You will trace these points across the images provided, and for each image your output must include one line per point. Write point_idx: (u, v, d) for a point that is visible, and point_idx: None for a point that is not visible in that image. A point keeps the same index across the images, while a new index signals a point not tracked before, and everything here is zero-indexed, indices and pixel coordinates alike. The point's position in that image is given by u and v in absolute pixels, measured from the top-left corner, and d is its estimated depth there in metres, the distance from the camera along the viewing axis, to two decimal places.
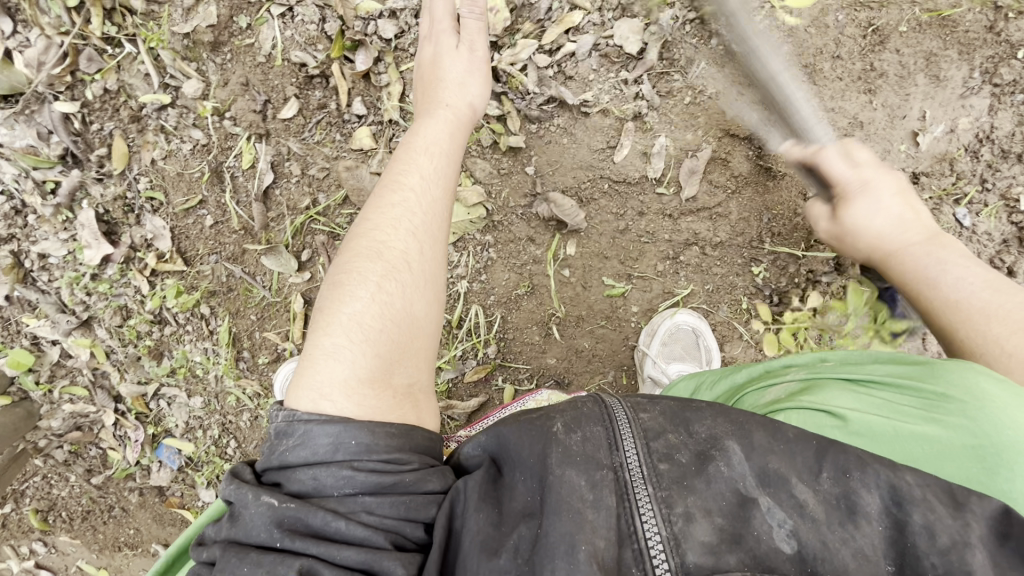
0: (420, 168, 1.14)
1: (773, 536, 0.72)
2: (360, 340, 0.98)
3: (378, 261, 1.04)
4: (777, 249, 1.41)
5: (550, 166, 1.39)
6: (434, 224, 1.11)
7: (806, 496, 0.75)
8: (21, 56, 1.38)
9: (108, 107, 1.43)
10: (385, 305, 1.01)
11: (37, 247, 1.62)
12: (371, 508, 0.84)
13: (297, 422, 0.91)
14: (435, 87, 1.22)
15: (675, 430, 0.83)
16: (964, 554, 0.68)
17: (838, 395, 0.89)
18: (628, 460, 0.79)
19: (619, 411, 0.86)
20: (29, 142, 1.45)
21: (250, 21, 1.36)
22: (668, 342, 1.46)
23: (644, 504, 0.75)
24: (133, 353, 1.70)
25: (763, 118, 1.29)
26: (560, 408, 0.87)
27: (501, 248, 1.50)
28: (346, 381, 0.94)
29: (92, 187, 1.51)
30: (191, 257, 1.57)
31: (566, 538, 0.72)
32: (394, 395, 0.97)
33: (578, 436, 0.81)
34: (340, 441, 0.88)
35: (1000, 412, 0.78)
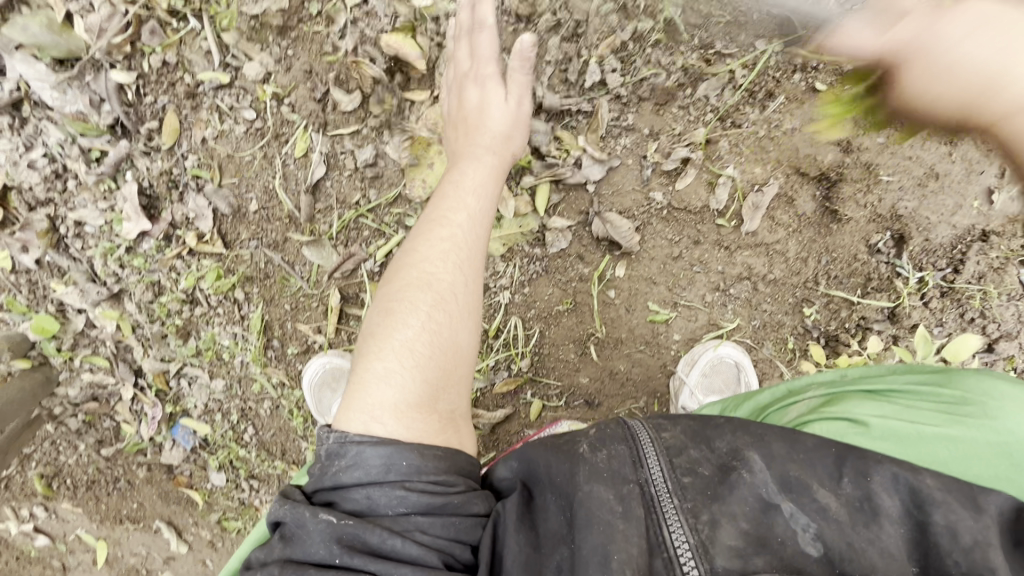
0: (467, 207, 1.11)
1: (798, 540, 0.72)
2: (409, 365, 0.96)
3: (427, 286, 1.02)
4: (831, 292, 1.38)
5: (610, 187, 1.37)
6: (478, 265, 1.08)
7: (828, 500, 0.74)
8: (82, 21, 1.34)
9: (165, 81, 1.40)
10: (434, 331, 0.99)
11: (75, 214, 1.59)
12: (424, 528, 0.81)
13: (348, 443, 0.88)
14: (478, 130, 1.19)
15: (696, 446, 0.82)
16: (985, 553, 0.68)
17: (863, 404, 0.95)
18: (654, 475, 0.79)
19: (641, 431, 0.85)
20: (80, 108, 1.42)
21: (321, 7, 1.32)
22: (708, 374, 1.43)
23: (671, 516, 0.74)
24: (159, 331, 1.67)
25: (837, 160, 1.27)
26: (583, 431, 0.87)
27: (550, 262, 1.46)
28: (397, 405, 0.92)
29: (138, 160, 1.48)
30: (231, 240, 1.53)
31: (599, 546, 0.72)
32: (440, 420, 0.94)
33: (604, 454, 0.81)
34: (391, 462, 0.85)
35: (1009, 409, 0.88)
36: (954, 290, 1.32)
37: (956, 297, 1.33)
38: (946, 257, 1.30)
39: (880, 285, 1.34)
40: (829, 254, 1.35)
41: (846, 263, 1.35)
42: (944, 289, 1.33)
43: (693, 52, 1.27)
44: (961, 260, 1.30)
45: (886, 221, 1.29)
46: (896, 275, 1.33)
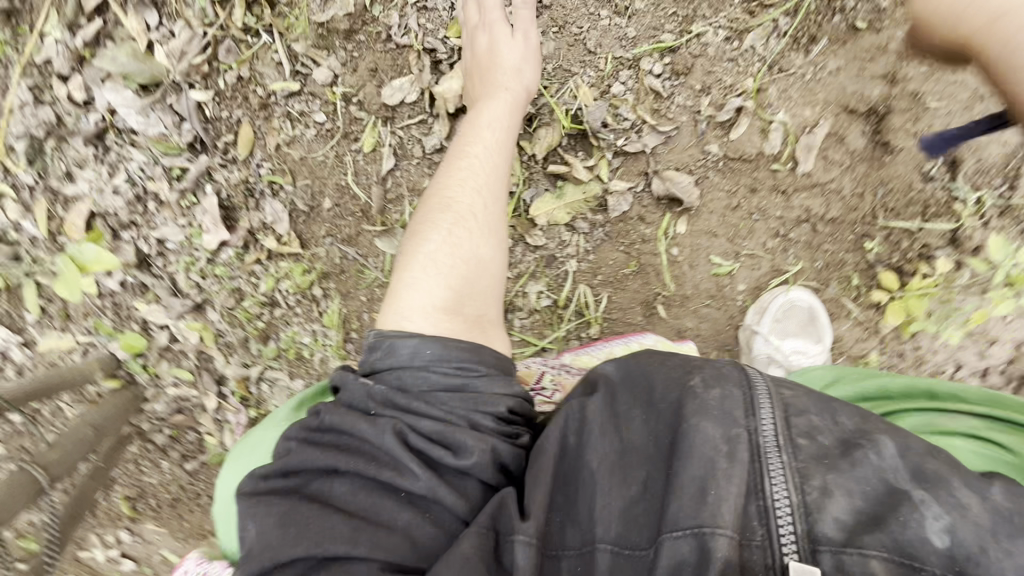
0: (483, 140, 1.28)
1: (925, 528, 0.70)
2: (437, 273, 1.14)
3: (450, 213, 1.20)
4: (890, 224, 1.42)
5: (666, 146, 1.44)
6: (498, 199, 1.25)
7: (969, 499, 0.71)
8: (163, 48, 1.46)
9: (239, 95, 1.50)
10: (457, 246, 1.17)
11: (157, 233, 1.69)
12: (443, 400, 0.97)
13: (385, 338, 1.06)
14: (494, 70, 1.31)
15: (820, 415, 0.82)
16: None
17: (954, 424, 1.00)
18: (764, 425, 0.80)
19: (759, 381, 0.86)
20: (162, 129, 1.53)
21: (382, 9, 1.42)
22: (782, 319, 1.48)
23: (777, 472, 0.76)
24: (241, 336, 1.75)
25: (883, 93, 1.32)
26: (696, 365, 0.90)
27: (612, 227, 1.53)
28: (430, 308, 1.10)
29: (217, 173, 1.58)
30: (307, 240, 1.62)
31: (698, 479, 0.77)
32: (465, 320, 1.10)
33: (717, 391, 0.84)
34: (417, 350, 1.02)
35: None
36: (1014, 208, 1.35)
37: (1016, 214, 1.36)
38: (1001, 174, 1.34)
39: (938, 210, 1.39)
40: (884, 186, 1.40)
41: (902, 193, 1.40)
42: (1003, 208, 1.36)
43: (735, 7, 1.34)
44: (1016, 176, 1.34)
45: None
46: (953, 198, 1.38)
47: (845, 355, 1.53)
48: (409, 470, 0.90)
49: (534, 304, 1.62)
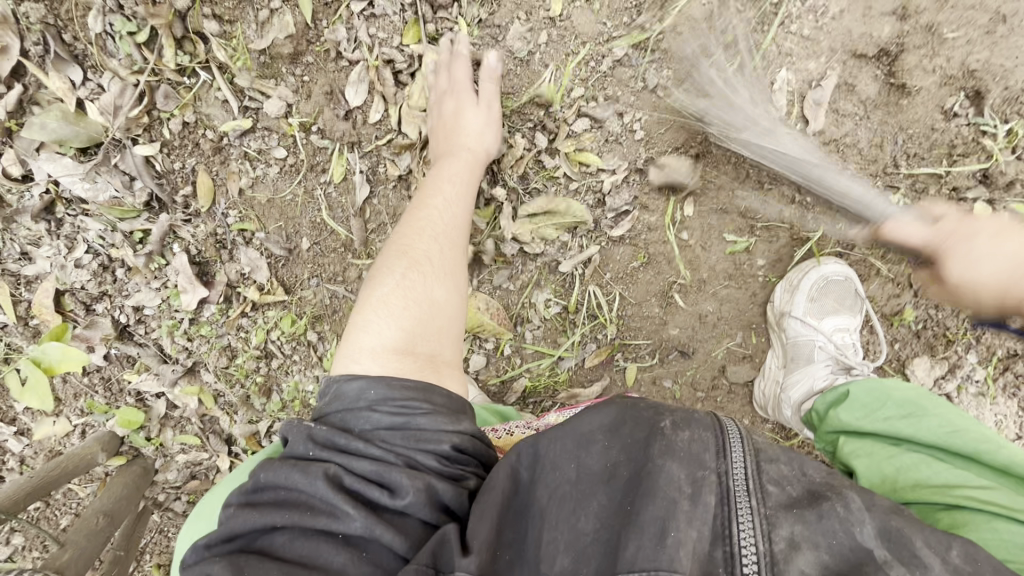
0: (445, 194, 1.23)
1: None
2: (384, 314, 1.09)
3: (408, 261, 1.14)
4: (913, 171, 1.31)
5: (661, 125, 1.31)
6: (457, 248, 1.20)
7: (932, 562, 0.66)
8: (94, 104, 1.32)
9: (188, 142, 1.37)
10: (405, 287, 1.12)
11: (132, 300, 1.58)
12: (383, 441, 0.90)
13: (332, 381, 1.03)
14: (456, 131, 1.26)
15: (788, 462, 0.76)
16: None
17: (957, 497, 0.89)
18: (735, 468, 0.73)
19: (731, 425, 0.79)
20: (113, 193, 1.40)
21: (329, 24, 1.28)
22: (816, 298, 1.37)
23: (743, 513, 0.70)
24: (242, 393, 1.65)
25: (895, 31, 1.21)
26: (672, 406, 0.82)
27: (614, 221, 1.40)
28: (379, 348, 1.04)
29: (181, 229, 1.46)
30: (291, 285, 1.51)
31: (658, 521, 0.70)
32: (416, 360, 1.04)
33: (686, 434, 0.76)
34: (362, 391, 0.97)
35: None
36: None
37: None
38: None
39: (966, 150, 1.27)
40: (902, 131, 1.28)
41: (924, 137, 1.28)
42: None
43: None
44: None
45: (960, 81, 1.22)
46: (982, 134, 1.26)
47: (877, 314, 1.45)
48: (344, 512, 0.82)
49: (543, 312, 1.52)
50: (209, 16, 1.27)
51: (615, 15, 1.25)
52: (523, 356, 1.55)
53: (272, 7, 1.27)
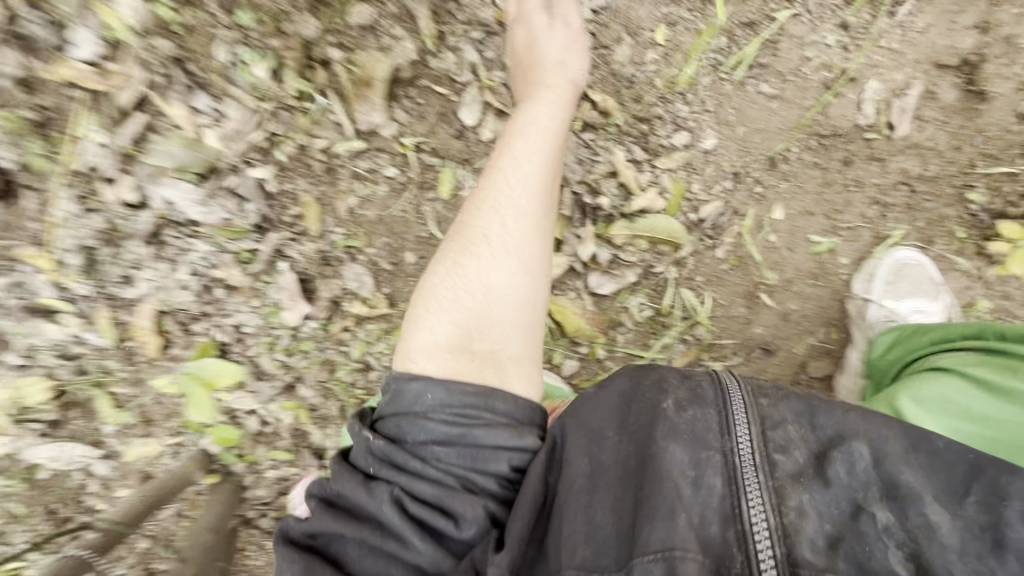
0: (516, 151, 1.11)
1: (887, 557, 0.72)
2: (438, 308, 1.02)
3: (464, 244, 1.06)
4: (991, 170, 1.39)
5: (753, 134, 1.40)
6: (525, 222, 1.06)
7: (939, 518, 0.74)
8: (216, 131, 1.37)
9: (302, 164, 1.44)
10: (459, 279, 1.03)
11: (232, 319, 1.61)
12: (441, 457, 0.90)
13: (393, 380, 0.99)
14: (539, 65, 1.20)
15: (797, 422, 0.84)
16: None
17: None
18: (739, 444, 0.82)
19: (734, 395, 0.86)
20: (224, 215, 1.43)
21: (445, 52, 1.48)
22: (892, 281, 1.41)
23: (753, 496, 0.77)
24: (340, 405, 1.69)
25: (978, 43, 1.35)
26: (674, 380, 0.89)
27: (708, 226, 1.46)
28: (441, 346, 0.98)
29: (289, 248, 1.50)
30: (396, 298, 1.59)
31: (671, 503, 0.77)
32: (474, 359, 0.98)
33: (687, 415, 0.85)
34: (419, 394, 0.93)
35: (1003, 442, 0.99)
36: None
37: None
38: None
39: None
40: (981, 133, 1.38)
41: (1001, 137, 1.38)
42: None
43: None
44: None
45: None
46: None
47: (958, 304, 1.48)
48: (415, 536, 0.83)
49: (634, 315, 1.50)
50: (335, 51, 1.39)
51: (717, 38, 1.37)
52: (614, 360, 1.50)
53: (393, 36, 1.44)
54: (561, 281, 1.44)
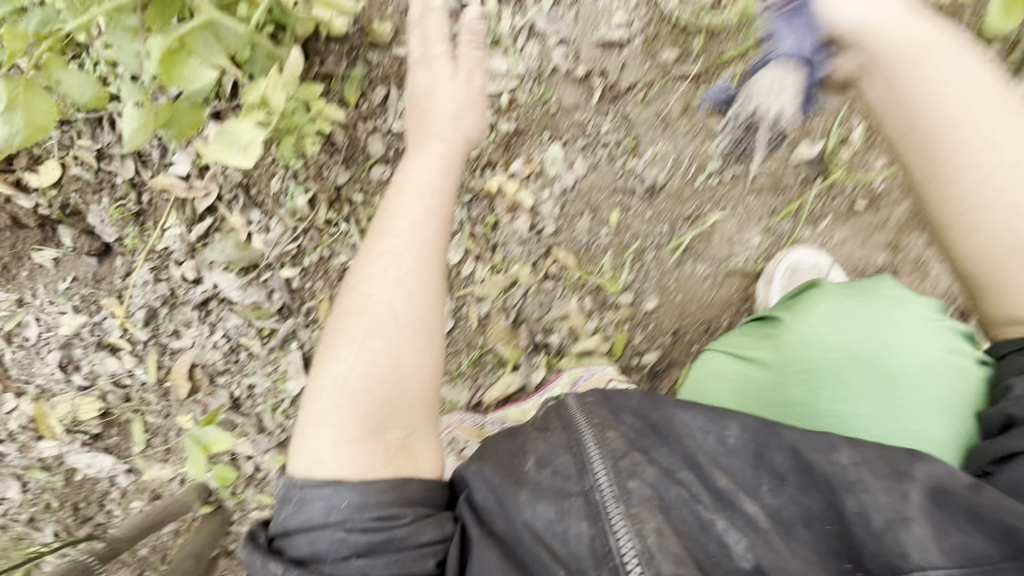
0: (407, 208, 1.11)
1: (733, 556, 0.87)
2: (341, 399, 0.95)
3: (343, 332, 1.01)
4: None
5: (692, 303, 1.58)
6: (431, 284, 1.06)
7: (754, 513, 0.90)
8: (261, 238, 1.75)
9: (321, 271, 1.78)
10: (369, 359, 0.97)
11: (247, 380, 1.96)
12: (366, 570, 0.87)
13: (293, 489, 0.93)
14: (429, 115, 1.28)
15: (637, 451, 0.97)
16: (896, 537, 0.82)
17: (892, 317, 1.24)
18: (598, 482, 0.94)
19: (586, 436, 0.99)
20: (256, 299, 1.82)
21: None
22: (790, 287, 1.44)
23: (617, 522, 0.89)
24: None
25: (909, 264, 1.46)
26: (533, 439, 1.02)
27: (648, 371, 1.64)
28: (334, 445, 0.93)
29: (301, 331, 1.84)
30: None
31: (562, 532, 0.91)
32: (385, 449, 0.94)
33: (547, 471, 0.97)
34: (330, 504, 0.89)
35: (803, 345, 1.24)
36: None
37: None
38: None
39: None
40: None
41: None
42: None
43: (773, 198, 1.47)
44: None
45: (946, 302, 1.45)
46: None
47: None
48: None
49: None
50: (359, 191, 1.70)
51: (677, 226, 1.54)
52: None
53: None
54: (517, 394, 1.67)
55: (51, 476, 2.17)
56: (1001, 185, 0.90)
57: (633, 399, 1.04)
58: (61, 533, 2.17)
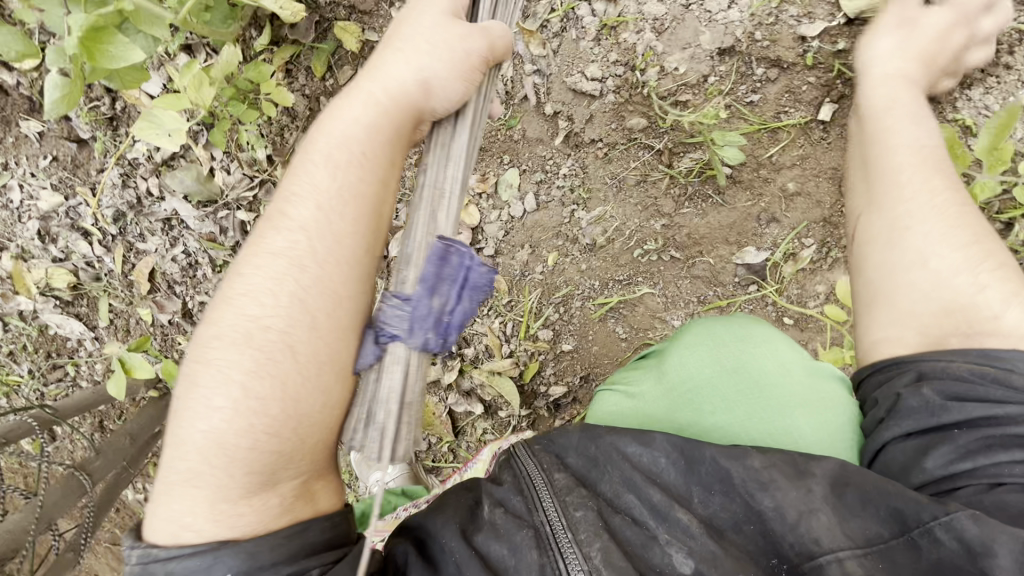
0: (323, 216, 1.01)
1: (675, 563, 1.05)
2: (219, 456, 0.89)
3: (215, 374, 0.93)
4: None
5: (604, 355, 1.64)
6: (338, 313, 0.99)
7: (689, 521, 1.08)
8: (222, 176, 1.82)
9: None
10: (248, 412, 0.91)
11: (201, 297, 2.10)
12: None
13: (158, 562, 0.86)
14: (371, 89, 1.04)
15: (581, 489, 1.16)
16: (809, 521, 1.03)
17: (757, 346, 1.38)
18: (547, 516, 1.11)
19: (534, 477, 1.19)
20: (213, 231, 1.88)
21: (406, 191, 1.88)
22: None
23: (567, 548, 1.06)
24: None
25: None
26: (484, 489, 1.20)
27: (550, 401, 1.73)
28: (209, 506, 0.88)
29: None
30: None
31: (521, 558, 1.07)
32: (279, 498, 0.91)
33: (499, 510, 1.15)
34: (208, 567, 0.84)
35: (683, 367, 1.39)
36: None
37: None
38: None
39: None
40: None
41: None
42: None
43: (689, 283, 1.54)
44: None
45: None
46: None
47: None
48: None
49: (479, 433, 1.81)
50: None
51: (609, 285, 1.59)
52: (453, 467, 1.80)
53: None
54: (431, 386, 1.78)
55: (26, 325, 2.25)
56: (880, 224, 1.26)
57: (573, 439, 1.24)
58: (36, 374, 2.32)
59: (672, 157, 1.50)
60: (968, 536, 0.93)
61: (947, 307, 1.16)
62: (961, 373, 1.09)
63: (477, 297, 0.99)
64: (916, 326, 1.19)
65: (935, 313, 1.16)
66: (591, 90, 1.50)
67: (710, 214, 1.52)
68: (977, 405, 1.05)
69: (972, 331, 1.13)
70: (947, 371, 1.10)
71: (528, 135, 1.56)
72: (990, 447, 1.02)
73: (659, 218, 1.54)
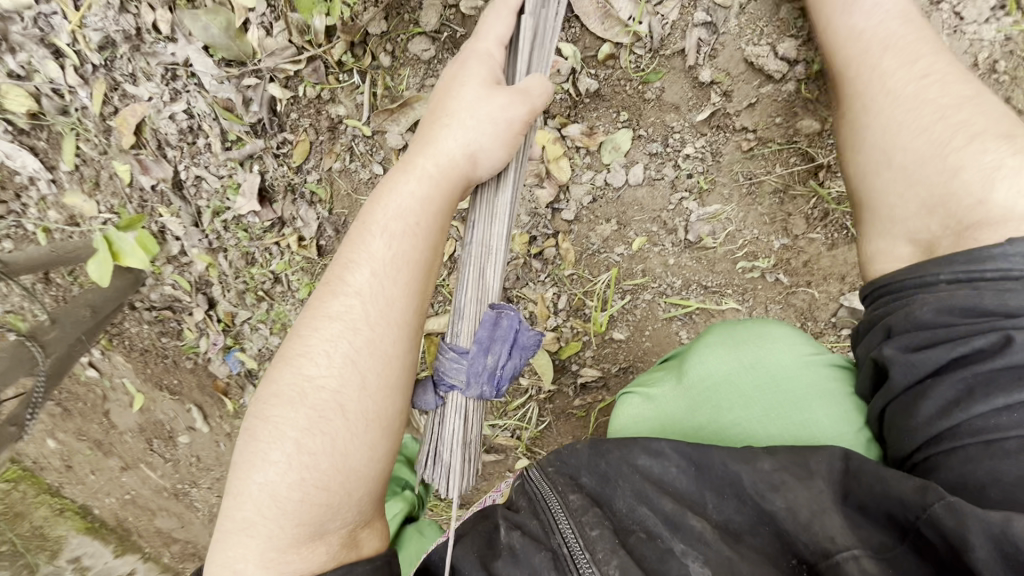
0: (377, 283, 1.06)
1: (688, 570, 0.84)
2: (274, 507, 0.96)
3: (275, 431, 1.00)
4: None
5: (656, 354, 1.53)
6: (388, 367, 1.05)
7: (702, 525, 0.88)
8: (258, 34, 1.54)
9: (312, 109, 1.64)
10: (301, 467, 0.98)
11: (197, 170, 1.74)
12: None
13: None
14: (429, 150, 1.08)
15: (602, 505, 0.95)
16: (821, 525, 0.83)
17: (775, 337, 1.12)
18: (564, 538, 0.91)
19: (548, 494, 0.97)
20: (230, 97, 1.62)
21: None
22: None
23: (585, 574, 0.87)
24: (240, 287, 1.91)
25: None
26: (500, 510, 1.02)
27: (581, 381, 1.62)
28: (263, 551, 0.95)
29: (268, 158, 1.69)
30: (324, 251, 1.79)
31: None
32: (327, 543, 0.98)
33: (514, 534, 0.95)
34: None
35: (704, 366, 1.12)
36: None
37: None
38: None
39: None
40: None
41: None
42: None
43: (783, 309, 1.42)
44: None
45: None
46: None
47: None
48: None
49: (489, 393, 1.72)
50: (386, 52, 1.56)
51: (688, 288, 1.47)
52: None
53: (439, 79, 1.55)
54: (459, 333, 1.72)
55: None
56: (899, 141, 0.99)
57: (581, 453, 0.99)
58: None
59: (828, 175, 1.31)
60: (946, 530, 0.73)
61: (930, 201, 0.94)
62: (922, 320, 0.87)
63: (524, 355, 1.05)
64: (905, 231, 0.96)
65: (917, 212, 0.95)
66: (773, 71, 1.26)
67: (839, 247, 1.36)
68: (939, 351, 0.84)
69: (965, 223, 0.89)
70: (908, 319, 0.88)
71: (663, 97, 1.34)
72: (964, 397, 0.82)
73: (782, 236, 1.39)
